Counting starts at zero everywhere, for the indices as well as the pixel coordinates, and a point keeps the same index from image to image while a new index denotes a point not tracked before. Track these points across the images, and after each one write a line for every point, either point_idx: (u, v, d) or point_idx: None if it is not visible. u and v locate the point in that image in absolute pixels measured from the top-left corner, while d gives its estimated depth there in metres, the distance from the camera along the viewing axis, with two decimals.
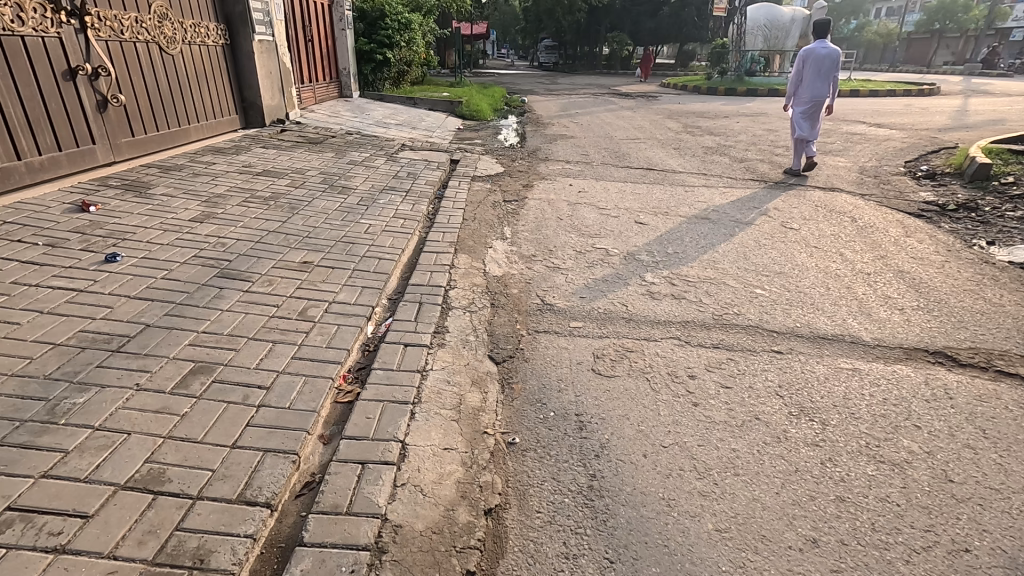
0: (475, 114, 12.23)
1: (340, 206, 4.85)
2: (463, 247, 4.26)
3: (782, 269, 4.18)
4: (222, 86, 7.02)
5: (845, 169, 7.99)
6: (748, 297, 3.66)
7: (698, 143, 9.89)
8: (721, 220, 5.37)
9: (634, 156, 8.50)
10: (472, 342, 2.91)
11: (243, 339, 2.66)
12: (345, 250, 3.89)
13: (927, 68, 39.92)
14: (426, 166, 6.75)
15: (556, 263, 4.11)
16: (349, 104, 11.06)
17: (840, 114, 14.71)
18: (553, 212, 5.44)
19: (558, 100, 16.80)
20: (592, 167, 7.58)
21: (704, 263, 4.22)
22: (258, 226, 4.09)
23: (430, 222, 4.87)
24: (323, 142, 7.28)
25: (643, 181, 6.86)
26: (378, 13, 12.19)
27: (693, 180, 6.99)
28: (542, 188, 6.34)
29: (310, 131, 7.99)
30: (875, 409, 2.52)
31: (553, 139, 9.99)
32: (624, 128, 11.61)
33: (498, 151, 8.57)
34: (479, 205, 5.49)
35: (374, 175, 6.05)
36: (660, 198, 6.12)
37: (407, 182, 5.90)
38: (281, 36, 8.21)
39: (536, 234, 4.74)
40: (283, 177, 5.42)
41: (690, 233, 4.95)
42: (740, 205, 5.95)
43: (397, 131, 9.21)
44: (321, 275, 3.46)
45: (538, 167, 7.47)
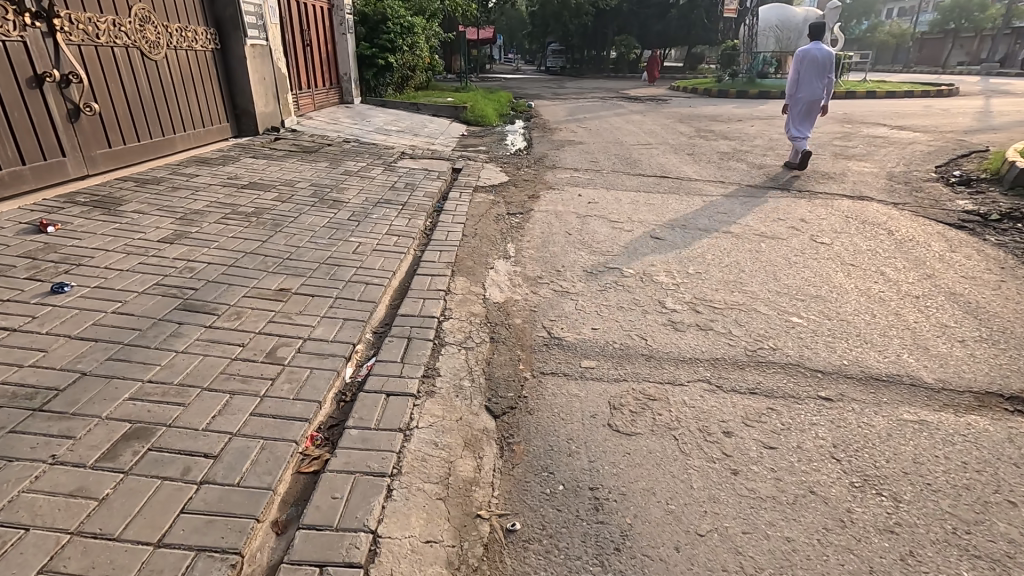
0: (479, 120, 11.86)
1: (329, 222, 4.47)
2: (462, 268, 3.85)
3: (818, 291, 3.73)
4: (211, 92, 6.67)
5: (872, 175, 7.51)
6: (783, 326, 3.22)
7: (713, 148, 9.44)
8: (744, 233, 4.94)
9: (646, 162, 8.07)
10: (467, 389, 2.49)
11: (196, 390, 2.25)
12: (329, 274, 3.49)
13: (942, 69, 39.16)
14: (425, 176, 6.36)
15: (564, 286, 3.69)
16: (350, 111, 10.72)
17: (859, 116, 14.19)
18: (561, 225, 5.03)
19: (565, 105, 16.39)
20: (602, 175, 7.15)
21: (731, 285, 3.79)
22: (235, 246, 3.70)
23: (426, 239, 4.47)
24: (318, 151, 6.92)
25: (657, 190, 6.43)
26: (380, 17, 11.87)
27: (710, 189, 6.55)
28: (549, 199, 5.93)
29: (306, 139, 7.62)
30: (956, 477, 2.07)
31: (561, 145, 9.58)
32: (635, 132, 11.18)
33: (503, 158, 8.17)
34: (481, 219, 5.08)
35: (370, 186, 5.66)
36: (676, 208, 5.69)
37: (404, 194, 5.50)
38: (276, 40, 7.87)
39: (542, 252, 4.32)
40: (271, 190, 5.05)
41: (712, 249, 4.51)
42: (763, 215, 5.51)
43: (398, 138, 8.84)
44: (297, 305, 3.05)
45: (545, 176, 7.05)
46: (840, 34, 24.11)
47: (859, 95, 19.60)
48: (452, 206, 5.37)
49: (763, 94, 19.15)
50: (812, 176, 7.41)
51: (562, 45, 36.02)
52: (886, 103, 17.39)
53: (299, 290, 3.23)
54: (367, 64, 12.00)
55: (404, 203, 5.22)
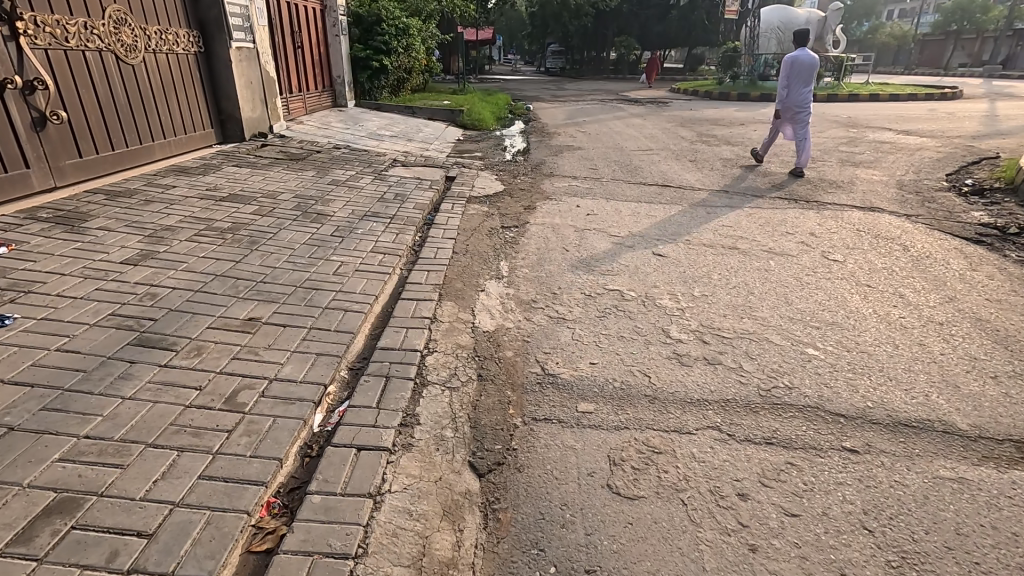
0: (476, 124, 11.60)
1: (311, 238, 4.20)
2: (450, 291, 3.57)
3: (834, 317, 3.47)
4: (194, 97, 6.41)
5: (881, 183, 7.24)
6: (799, 359, 2.96)
7: (716, 155, 9.17)
8: (752, 249, 4.67)
9: (647, 170, 7.79)
10: (449, 441, 2.22)
11: (139, 446, 1.98)
12: (305, 300, 3.21)
13: (944, 71, 38.93)
14: (417, 185, 6.09)
15: (560, 311, 3.42)
16: (343, 114, 10.45)
17: (865, 120, 13.93)
18: (558, 240, 4.76)
19: (564, 107, 16.11)
20: (601, 183, 6.88)
21: (739, 310, 3.52)
22: (204, 268, 3.43)
23: (414, 257, 4.20)
24: (306, 158, 6.65)
25: (659, 201, 6.16)
26: (375, 18, 11.60)
27: (714, 199, 6.29)
28: (545, 210, 5.66)
29: (294, 145, 7.36)
30: (1008, 554, 1.80)
31: (559, 151, 9.31)
32: (635, 137, 10.91)
33: (500, 165, 7.91)
34: (473, 233, 4.81)
35: (358, 197, 5.40)
36: (678, 221, 5.42)
37: (393, 206, 5.24)
38: (263, 42, 7.60)
39: (537, 271, 4.05)
40: (251, 202, 4.78)
41: (719, 267, 4.25)
42: (770, 229, 5.24)
43: (391, 144, 8.58)
44: (266, 337, 2.78)
45: (542, 184, 6.78)
46: (842, 36, 23.83)
47: (862, 98, 19.34)
48: (443, 219, 5.10)
49: (765, 97, 18.90)
50: (819, 185, 7.14)
51: (561, 46, 35.74)
52: (891, 106, 17.12)
53: (269, 319, 2.96)
54: (362, 67, 11.73)
55: (392, 216, 4.96)
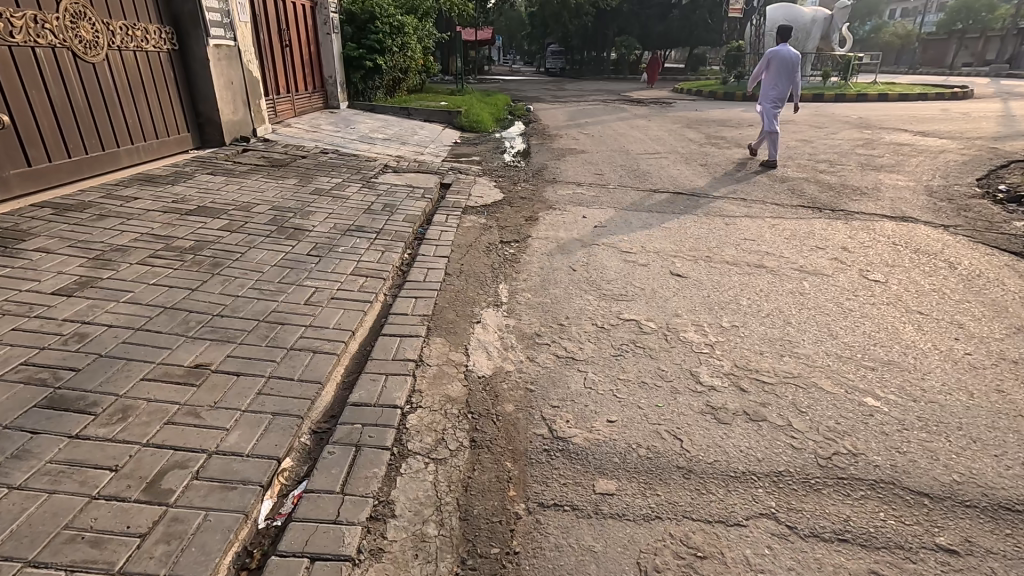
0: (474, 126, 11.11)
1: (284, 258, 3.70)
2: (440, 324, 3.07)
3: (888, 354, 2.97)
4: (167, 99, 5.92)
5: (908, 189, 6.74)
6: (858, 413, 2.45)
7: (728, 158, 8.67)
8: (780, 267, 4.17)
9: (656, 175, 7.30)
10: (431, 544, 1.72)
11: (16, 568, 1.49)
12: (267, 339, 2.71)
13: (949, 70, 38.44)
14: (408, 194, 5.59)
15: (569, 348, 2.92)
16: (334, 116, 9.96)
17: (879, 120, 13.43)
18: (564, 257, 4.27)
19: (565, 108, 15.61)
20: (608, 191, 6.39)
21: (778, 346, 3.02)
22: (152, 298, 2.94)
23: (401, 280, 3.70)
24: (289, 165, 6.15)
25: (671, 210, 5.67)
26: (368, 16, 11.11)
27: (731, 208, 5.79)
28: (549, 221, 5.17)
29: (278, 150, 6.85)
30: None
31: (562, 154, 8.82)
32: (641, 139, 10.41)
33: (499, 170, 7.41)
34: (468, 249, 4.31)
35: (342, 208, 4.89)
36: (695, 234, 4.92)
37: (381, 219, 4.74)
38: (246, 40, 7.11)
39: (541, 296, 3.56)
40: (220, 216, 4.29)
41: (747, 290, 3.75)
42: (797, 243, 4.74)
43: (383, 148, 8.08)
44: (212, 392, 2.28)
45: (544, 192, 6.28)
46: (849, 35, 23.35)
47: (870, 98, 18.82)
48: (435, 233, 4.60)
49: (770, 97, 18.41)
50: (842, 191, 6.64)
51: (561, 46, 35.29)
52: (902, 106, 16.59)
53: (220, 365, 2.45)
54: (354, 66, 11.24)
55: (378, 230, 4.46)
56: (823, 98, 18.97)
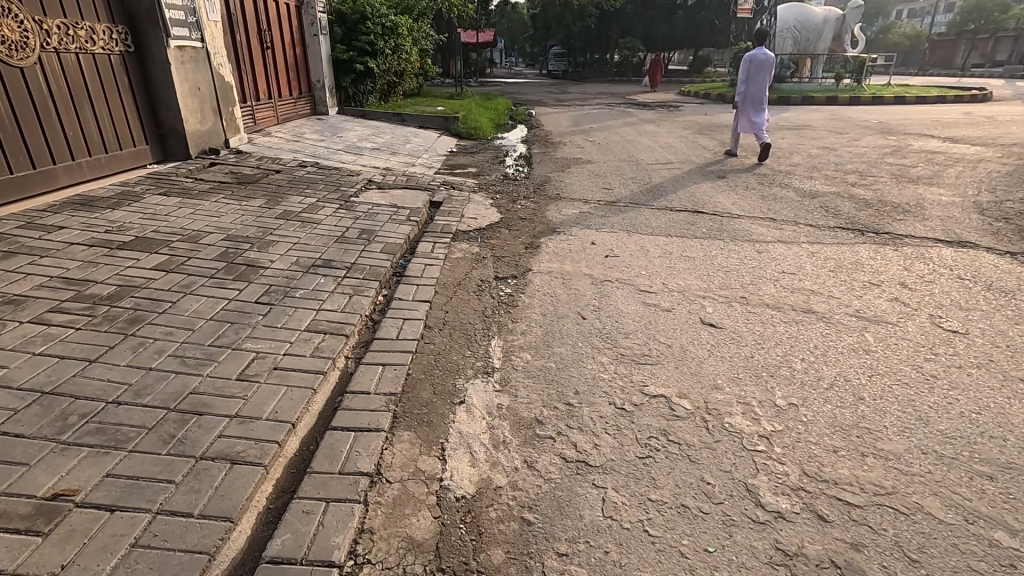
0: (471, 133, 10.41)
1: (224, 308, 2.99)
2: (409, 407, 2.36)
3: (1005, 450, 2.23)
4: (119, 108, 5.25)
5: (956, 207, 5.99)
6: (992, 564, 1.72)
7: (747, 169, 7.93)
8: (833, 312, 3.45)
9: (670, 190, 6.57)
10: None
11: None
12: (170, 442, 2.00)
13: (961, 71, 37.57)
14: (392, 216, 4.90)
15: (580, 446, 2.20)
16: (321, 123, 9.28)
17: (903, 125, 12.66)
18: (571, 299, 3.55)
19: (568, 112, 14.87)
20: (619, 209, 5.67)
21: (857, 438, 2.29)
22: (30, 377, 2.24)
23: (369, 335, 2.99)
24: (259, 181, 5.46)
25: (692, 234, 4.96)
26: (358, 16, 10.44)
27: (760, 231, 5.07)
28: (553, 249, 4.46)
29: (250, 163, 6.16)
30: None
31: (567, 164, 8.11)
32: (650, 148, 9.69)
33: (497, 184, 6.70)
34: (456, 288, 3.60)
35: (310, 236, 4.19)
36: (724, 266, 4.20)
37: (356, 249, 4.04)
38: (217, 41, 6.43)
39: (543, 359, 2.84)
40: (159, 250, 3.59)
41: (798, 348, 3.02)
42: (846, 277, 4.01)
43: (371, 159, 7.39)
44: (64, 546, 1.57)
45: (547, 211, 5.57)
46: (862, 35, 22.62)
47: (887, 101, 18.04)
48: (417, 267, 3.88)
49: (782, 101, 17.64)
50: (881, 209, 5.91)
51: (563, 47, 34.59)
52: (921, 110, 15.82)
53: (89, 493, 1.75)
54: (344, 70, 10.54)
55: (349, 266, 3.75)
56: (837, 101, 18.18)
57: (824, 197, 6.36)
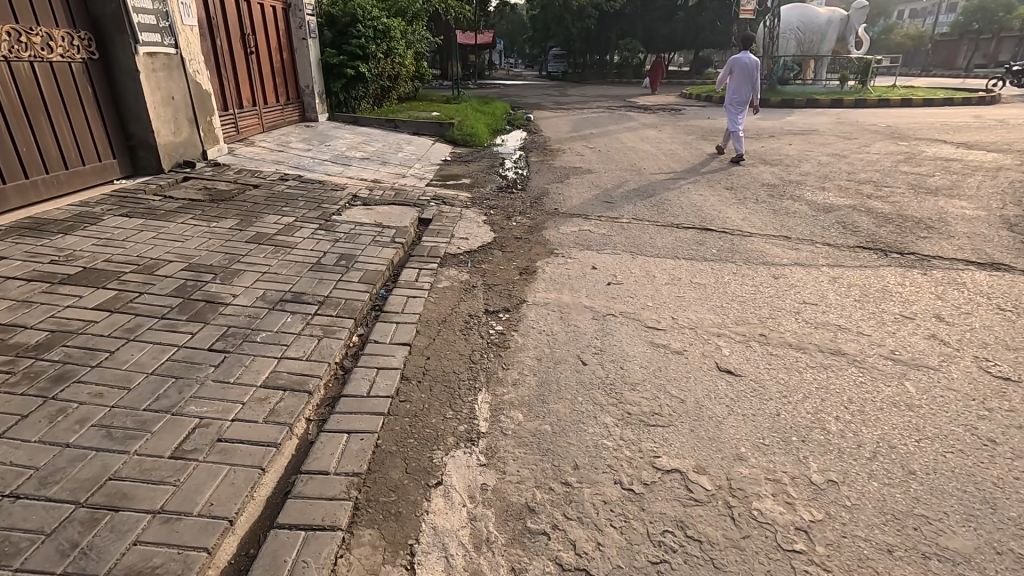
0: (467, 140, 10.02)
1: (169, 358, 2.60)
2: (374, 494, 1.96)
3: None
4: (81, 120, 4.87)
5: (983, 222, 5.60)
6: None
7: (756, 178, 7.55)
8: (866, 354, 3.06)
9: (676, 203, 6.20)
10: None
11: None
12: (70, 555, 1.61)
13: (965, 72, 37.19)
14: (375, 237, 4.52)
15: (580, 548, 1.81)
16: (310, 131, 8.91)
17: (913, 130, 12.28)
18: (568, 338, 3.16)
19: (568, 117, 14.49)
20: (621, 226, 5.30)
21: (914, 532, 1.89)
22: None
23: (336, 390, 2.60)
24: (234, 198, 5.08)
25: (702, 255, 4.58)
26: (349, 19, 10.06)
27: (775, 252, 4.69)
28: (549, 275, 4.07)
29: (228, 177, 5.78)
30: None
31: (566, 174, 7.73)
32: (653, 155, 9.31)
33: (491, 197, 6.33)
34: (440, 326, 3.21)
35: (283, 263, 3.81)
36: (738, 295, 3.81)
37: (331, 279, 3.64)
38: (194, 47, 6.06)
39: (537, 421, 2.45)
40: (107, 283, 3.21)
41: (831, 402, 2.63)
42: (874, 308, 3.63)
43: (359, 170, 7.01)
44: None
45: (544, 229, 5.20)
46: (866, 36, 22.27)
47: (893, 103, 17.66)
48: (398, 300, 3.49)
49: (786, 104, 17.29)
50: (902, 225, 5.53)
51: (563, 49, 34.31)
52: (930, 113, 15.41)
53: None
54: (334, 75, 10.16)
55: (322, 300, 3.36)
56: (843, 103, 17.82)
57: (838, 210, 5.98)
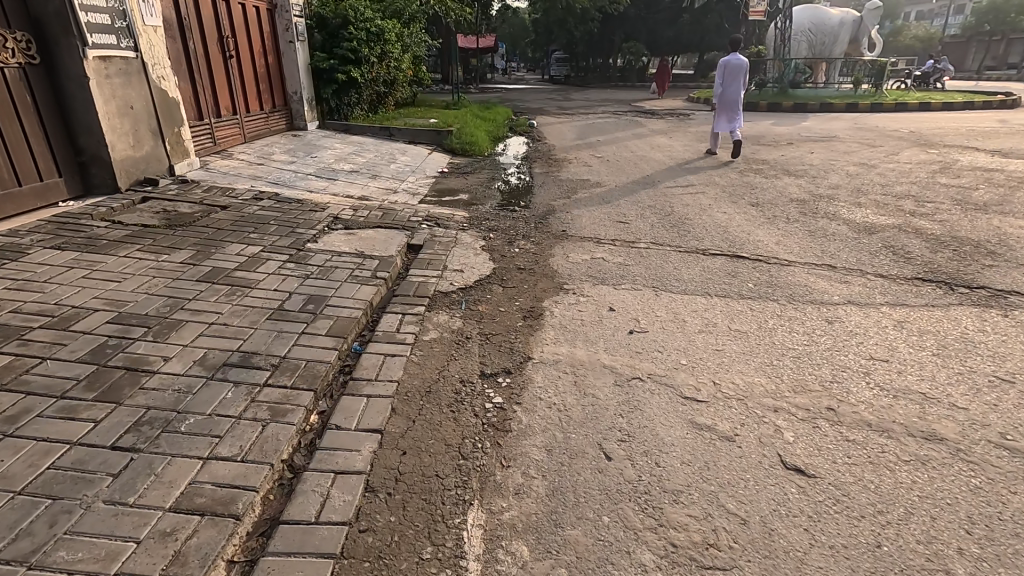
0: (466, 149, 9.37)
1: (52, 466, 1.93)
2: None
3: None
4: (16, 134, 4.23)
5: None
6: None
7: (782, 192, 6.87)
8: (971, 439, 2.37)
9: (697, 224, 5.53)
10: None
11: None
12: None
13: (976, 74, 36.44)
14: (354, 271, 3.86)
15: None
16: (297, 140, 8.29)
17: (941, 136, 11.57)
18: (586, 418, 2.48)
19: (572, 123, 13.82)
20: (638, 253, 4.63)
21: None
22: None
23: (276, 509, 1.92)
24: (196, 223, 4.43)
25: (737, 290, 3.91)
26: (341, 20, 9.48)
27: (821, 286, 4.01)
28: (558, 320, 3.41)
29: (194, 196, 5.13)
30: None
31: (573, 188, 7.06)
32: (667, 165, 8.63)
33: (491, 217, 5.67)
34: (424, 399, 2.55)
35: (237, 309, 3.15)
36: (789, 348, 3.13)
37: (292, 332, 2.97)
38: (159, 49, 5.43)
39: (550, 563, 1.76)
40: (4, 346, 2.56)
41: (944, 523, 1.94)
42: (962, 368, 2.94)
43: (346, 186, 6.35)
44: None
45: (550, 257, 4.54)
46: (879, 37, 21.59)
47: (911, 107, 16.94)
48: (373, 360, 2.81)
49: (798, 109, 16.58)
50: (961, 250, 4.84)
51: (566, 52, 33.75)
52: (952, 118, 14.70)
53: None
54: (325, 80, 9.52)
55: (277, 364, 2.68)
56: (858, 107, 17.12)
57: (883, 232, 5.31)
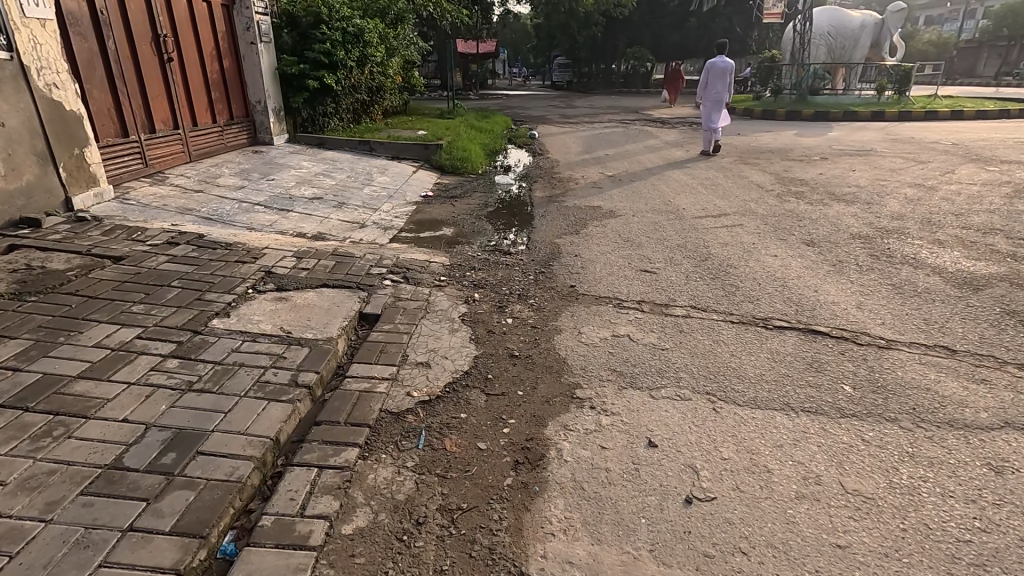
0: (457, 166, 8.13)
1: None
2: None
3: None
4: None
5: None
6: None
7: (840, 225, 5.60)
8: None
9: (745, 274, 4.27)
10: None
11: None
12: None
13: (993, 79, 35.23)
14: (264, 372, 2.60)
15: None
16: (257, 158, 7.08)
17: (993, 149, 10.31)
18: None
19: (576, 134, 12.57)
20: (674, 325, 3.37)
21: None
22: None
23: None
24: (64, 287, 3.20)
25: (831, 400, 2.65)
26: (314, 19, 8.39)
27: (952, 391, 2.73)
28: (567, 471, 2.14)
29: (86, 241, 3.91)
30: None
31: (583, 218, 5.81)
32: (691, 186, 7.38)
33: (478, 263, 4.42)
34: None
35: (34, 474, 1.89)
36: (959, 541, 1.86)
37: (109, 533, 1.70)
38: (51, 49, 4.22)
39: None
40: None
41: None
42: None
43: (301, 218, 5.13)
44: None
45: (555, 332, 3.29)
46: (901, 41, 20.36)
47: (942, 116, 15.70)
48: None
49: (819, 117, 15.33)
50: None
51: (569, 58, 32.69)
52: (990, 126, 13.49)
53: None
54: (295, 88, 8.33)
55: None
56: (884, 115, 15.87)
57: (994, 287, 4.03)
